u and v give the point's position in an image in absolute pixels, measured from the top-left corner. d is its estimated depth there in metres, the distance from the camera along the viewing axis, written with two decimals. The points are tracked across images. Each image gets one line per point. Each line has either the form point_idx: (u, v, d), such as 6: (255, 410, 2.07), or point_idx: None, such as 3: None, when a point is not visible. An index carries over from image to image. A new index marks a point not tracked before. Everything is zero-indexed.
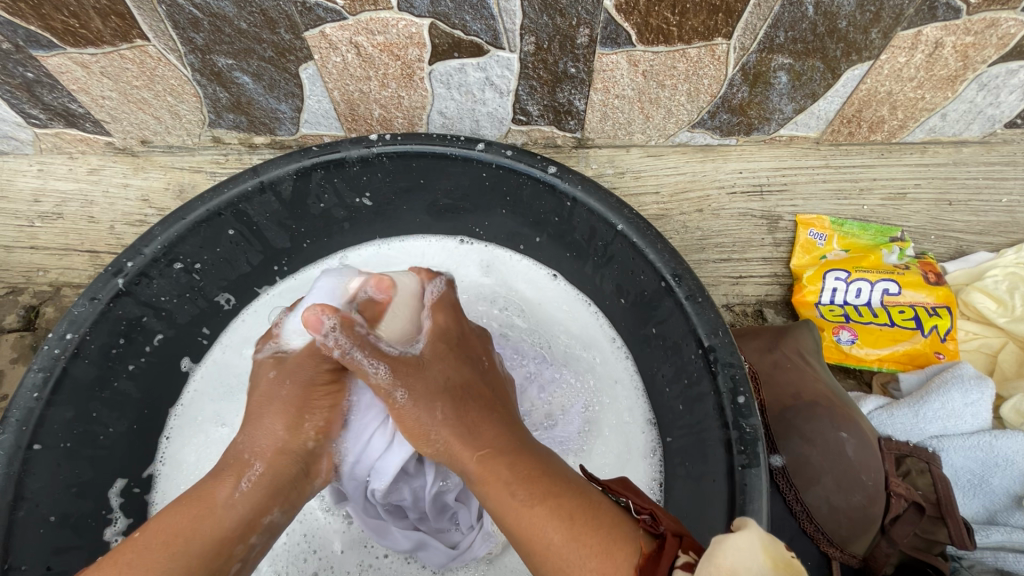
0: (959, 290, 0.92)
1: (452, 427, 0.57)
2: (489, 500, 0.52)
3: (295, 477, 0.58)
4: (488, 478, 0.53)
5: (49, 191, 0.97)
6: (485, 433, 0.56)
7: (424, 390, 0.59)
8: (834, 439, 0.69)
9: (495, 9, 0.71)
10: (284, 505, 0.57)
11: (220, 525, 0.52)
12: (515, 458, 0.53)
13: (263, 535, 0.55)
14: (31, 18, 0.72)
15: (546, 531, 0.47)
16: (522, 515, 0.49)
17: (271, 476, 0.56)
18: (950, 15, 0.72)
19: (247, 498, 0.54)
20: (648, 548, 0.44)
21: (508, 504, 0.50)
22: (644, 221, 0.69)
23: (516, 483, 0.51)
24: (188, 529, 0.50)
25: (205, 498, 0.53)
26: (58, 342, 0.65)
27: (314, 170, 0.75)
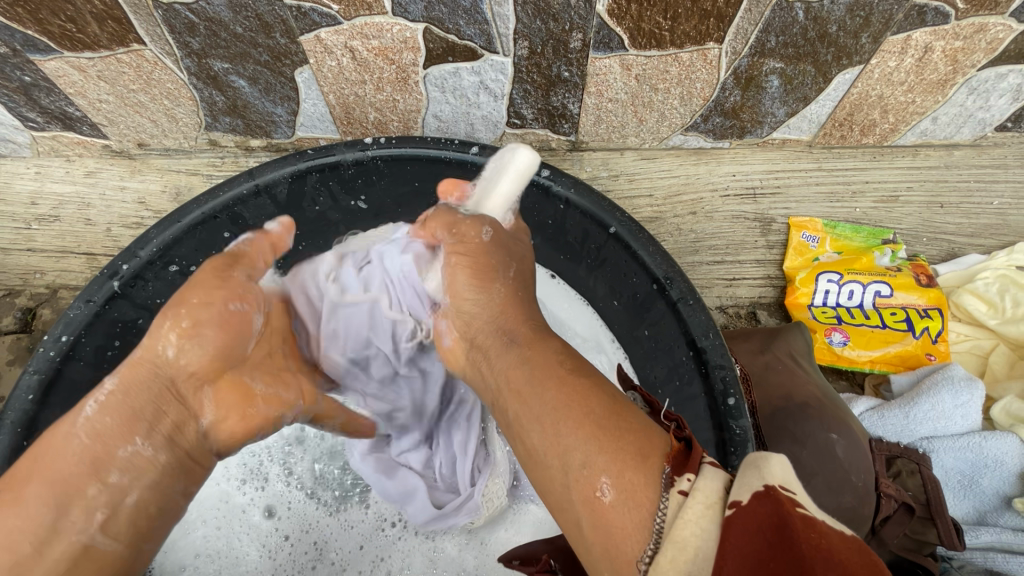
0: (950, 292, 0.93)
1: (506, 306, 0.58)
2: (528, 364, 0.50)
3: (154, 398, 0.53)
4: (534, 345, 0.53)
5: (46, 194, 0.97)
6: (532, 320, 0.57)
7: (506, 263, 0.63)
8: (824, 439, 0.70)
9: (488, 13, 0.72)
10: (147, 435, 0.52)
11: (64, 459, 0.49)
12: (561, 344, 0.53)
13: (127, 475, 0.50)
14: (28, 22, 0.72)
15: (590, 396, 0.45)
16: (569, 381, 0.47)
17: (122, 397, 0.52)
18: (940, 20, 0.72)
19: (89, 427, 0.50)
20: (678, 442, 0.40)
21: (555, 369, 0.48)
22: (637, 223, 0.70)
23: (565, 357, 0.50)
24: (35, 467, 0.48)
25: (52, 433, 0.50)
26: (52, 344, 0.65)
27: (310, 173, 0.76)
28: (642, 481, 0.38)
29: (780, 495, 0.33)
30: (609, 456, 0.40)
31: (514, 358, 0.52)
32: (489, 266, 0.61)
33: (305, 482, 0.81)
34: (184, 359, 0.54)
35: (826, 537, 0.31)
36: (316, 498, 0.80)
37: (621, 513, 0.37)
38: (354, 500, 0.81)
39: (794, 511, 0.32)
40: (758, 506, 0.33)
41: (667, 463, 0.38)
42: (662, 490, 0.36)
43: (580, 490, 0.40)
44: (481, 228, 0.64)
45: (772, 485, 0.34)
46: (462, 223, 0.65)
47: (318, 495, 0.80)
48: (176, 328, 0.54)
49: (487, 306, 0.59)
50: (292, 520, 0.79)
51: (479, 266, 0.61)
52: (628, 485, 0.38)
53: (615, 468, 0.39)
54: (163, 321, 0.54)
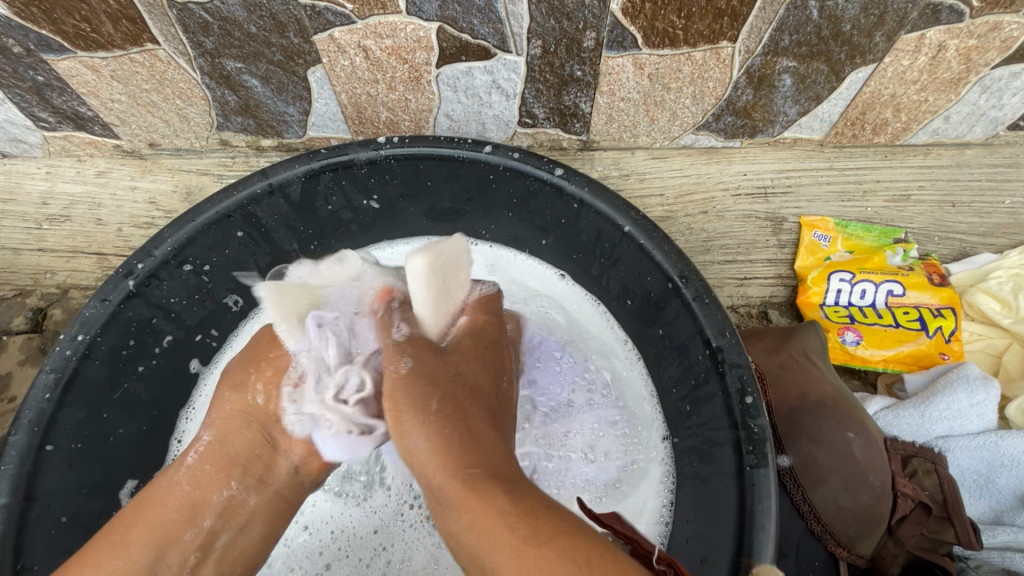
0: (963, 291, 0.93)
1: (436, 443, 0.52)
2: (472, 528, 0.45)
3: (247, 443, 0.59)
4: (470, 501, 0.47)
5: (57, 194, 0.97)
6: (477, 451, 0.51)
7: (427, 396, 0.55)
8: (841, 439, 0.70)
9: (502, 12, 0.72)
10: (242, 479, 0.57)
11: (163, 506, 0.54)
12: (507, 484, 0.48)
13: (219, 519, 0.56)
14: (42, 22, 0.72)
15: (554, 569, 0.40)
16: (523, 550, 0.42)
17: (219, 445, 0.58)
18: (954, 19, 0.72)
19: (189, 476, 0.56)
20: None
21: (512, 537, 0.43)
22: (651, 222, 0.70)
23: (517, 513, 0.44)
24: (140, 513, 0.54)
25: (160, 478, 0.57)
26: (69, 343, 0.65)
27: (323, 173, 0.76)
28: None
29: None
30: None
31: (456, 516, 0.47)
32: (409, 402, 0.55)
33: (333, 483, 0.79)
34: (268, 404, 0.60)
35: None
36: (342, 491, 0.79)
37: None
38: (375, 488, 0.79)
39: None
40: None
41: None
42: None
43: None
44: (402, 358, 0.58)
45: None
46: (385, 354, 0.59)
47: (345, 488, 0.80)
48: (261, 379, 0.61)
49: (416, 450, 0.53)
50: (314, 511, 0.79)
51: (399, 399, 0.55)
52: None
53: None
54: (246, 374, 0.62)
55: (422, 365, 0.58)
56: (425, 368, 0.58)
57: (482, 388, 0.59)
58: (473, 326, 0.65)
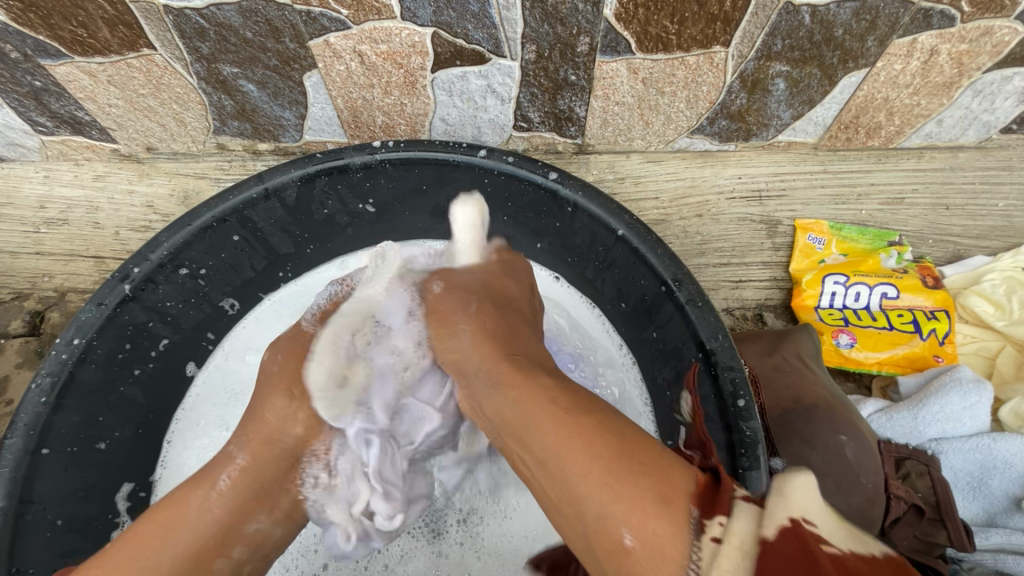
0: (957, 294, 0.93)
1: (477, 338, 0.58)
2: (516, 402, 0.48)
3: (278, 475, 0.57)
4: (518, 382, 0.50)
5: (55, 198, 0.98)
6: (514, 349, 0.56)
7: (463, 300, 0.63)
8: (834, 442, 0.70)
9: (496, 18, 0.72)
10: (269, 513, 0.56)
11: (197, 531, 0.51)
12: (548, 374, 0.51)
13: (246, 550, 0.54)
14: (40, 27, 0.73)
15: (590, 432, 0.42)
16: (564, 415, 0.44)
17: (255, 474, 0.55)
18: (945, 23, 0.73)
19: (222, 501, 0.53)
20: (703, 477, 0.39)
21: (551, 407, 0.45)
22: (645, 226, 0.70)
23: (559, 391, 0.47)
24: (171, 534, 0.50)
25: (181, 499, 0.52)
26: (65, 347, 0.65)
27: (318, 177, 0.76)
28: (669, 531, 0.35)
29: (804, 530, 0.34)
30: (627, 502, 0.37)
31: (498, 396, 0.51)
32: (447, 309, 0.63)
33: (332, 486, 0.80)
34: (308, 435, 0.60)
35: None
36: None
37: (650, 563, 0.35)
38: None
39: (816, 547, 0.33)
40: (782, 542, 0.33)
41: (694, 504, 0.36)
42: (693, 538, 0.35)
43: (602, 541, 0.38)
44: (431, 283, 0.69)
45: (799, 518, 0.34)
46: (425, 283, 0.70)
47: None
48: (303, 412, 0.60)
49: (460, 347, 0.58)
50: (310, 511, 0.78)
51: (441, 314, 0.63)
52: (653, 536, 0.35)
53: (635, 517, 0.36)
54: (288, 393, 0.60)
55: (455, 284, 0.67)
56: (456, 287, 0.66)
57: (514, 304, 0.64)
58: (503, 258, 0.71)
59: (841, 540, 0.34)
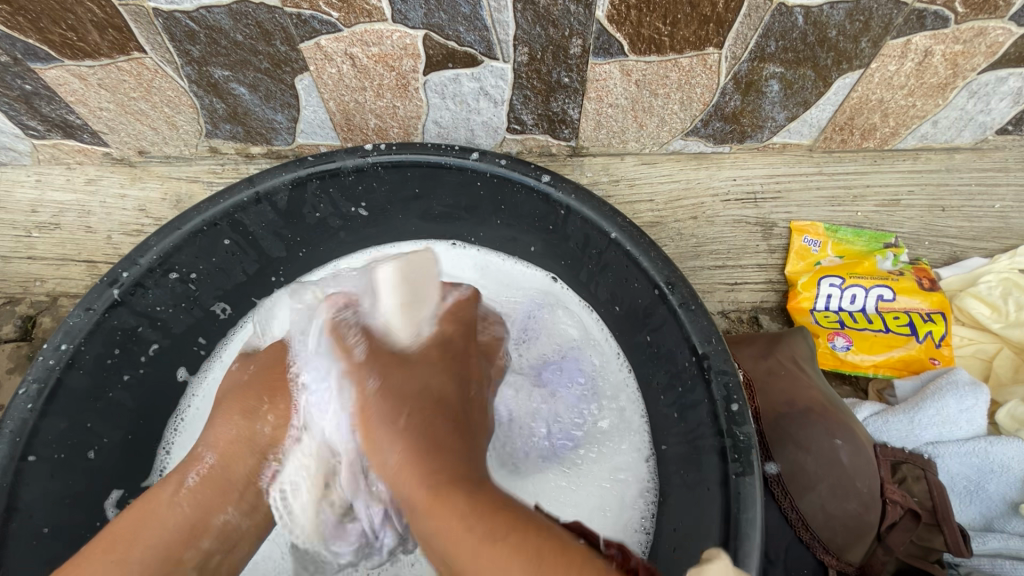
0: (953, 296, 0.92)
1: (400, 454, 0.48)
2: (437, 534, 0.44)
3: (247, 472, 0.58)
4: (434, 508, 0.44)
5: (47, 202, 0.97)
6: (443, 454, 0.48)
7: (393, 403, 0.52)
8: (828, 446, 0.69)
9: (488, 20, 0.72)
10: (237, 505, 0.57)
11: (164, 526, 0.53)
12: (469, 485, 0.46)
13: (216, 541, 0.55)
14: (29, 31, 0.72)
15: (509, 568, 0.40)
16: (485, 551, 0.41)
17: (220, 470, 0.57)
18: (939, 24, 0.72)
19: (190, 497, 0.55)
20: None
21: (467, 545, 0.42)
22: (638, 229, 0.70)
23: (477, 511, 0.43)
24: (140, 529, 0.53)
25: (155, 498, 0.55)
26: (52, 353, 0.65)
27: (310, 180, 0.76)
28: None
29: None
30: None
31: (421, 524, 0.45)
32: (375, 420, 0.51)
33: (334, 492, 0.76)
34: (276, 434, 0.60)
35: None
36: None
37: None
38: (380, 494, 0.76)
39: None
40: None
41: None
42: None
43: None
44: (367, 375, 0.54)
45: None
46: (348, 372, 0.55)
47: None
48: (273, 410, 0.60)
49: (385, 466, 0.49)
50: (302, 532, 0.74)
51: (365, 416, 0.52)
52: None
53: None
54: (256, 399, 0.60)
55: (389, 377, 0.54)
56: (391, 380, 0.54)
57: (447, 390, 0.54)
58: (443, 337, 0.59)
59: None
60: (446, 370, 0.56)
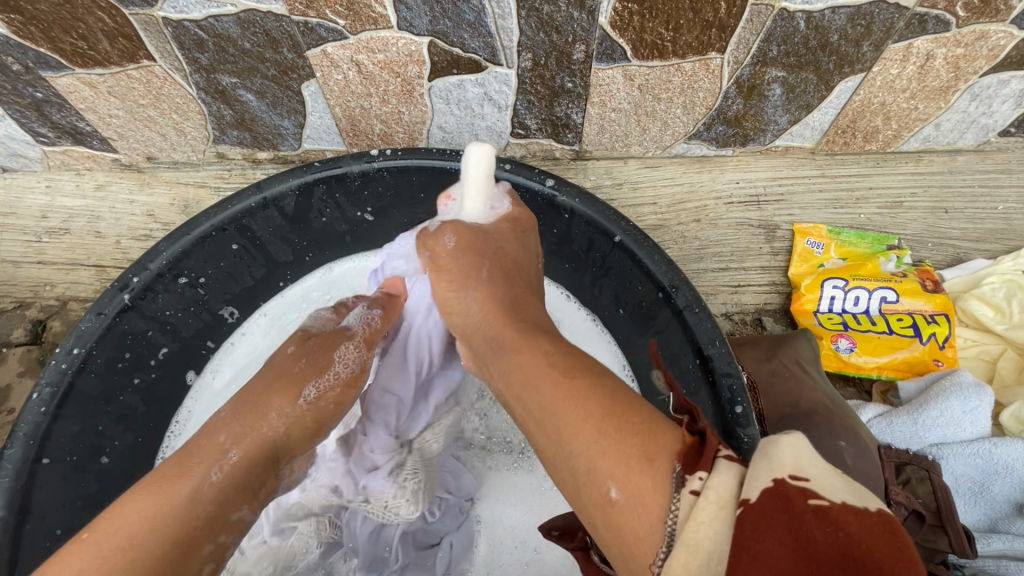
0: (956, 298, 0.93)
1: (483, 307, 0.60)
2: (517, 364, 0.50)
3: (265, 473, 0.57)
4: (521, 345, 0.51)
5: (57, 207, 0.98)
6: (516, 314, 0.57)
7: (476, 264, 0.64)
8: (833, 448, 0.68)
9: (492, 26, 0.73)
10: (251, 502, 0.54)
11: (188, 520, 0.48)
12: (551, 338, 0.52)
13: (229, 538, 0.52)
14: (41, 40, 0.73)
15: (585, 393, 0.42)
16: (563, 381, 0.44)
17: (246, 468, 0.54)
18: (941, 28, 0.73)
19: (213, 492, 0.50)
20: (691, 437, 0.38)
21: (546, 371, 0.46)
22: (642, 232, 0.70)
23: (557, 356, 0.48)
24: (158, 524, 0.46)
25: (167, 489, 0.48)
26: (65, 357, 0.66)
27: (317, 185, 0.77)
28: (650, 484, 0.36)
29: (790, 488, 0.32)
30: (613, 458, 0.38)
31: (503, 357, 0.53)
32: (460, 275, 0.64)
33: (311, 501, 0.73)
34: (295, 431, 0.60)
35: (847, 533, 0.30)
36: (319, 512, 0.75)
37: (632, 511, 0.36)
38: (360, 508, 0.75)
39: (805, 504, 0.31)
40: (769, 501, 0.32)
41: (678, 460, 0.36)
42: (673, 490, 0.35)
43: (590, 492, 0.39)
44: (446, 239, 0.67)
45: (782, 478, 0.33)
46: (430, 239, 0.69)
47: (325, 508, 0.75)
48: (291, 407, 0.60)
49: (470, 314, 0.61)
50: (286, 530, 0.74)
51: (455, 275, 0.64)
52: (637, 489, 0.36)
53: (621, 471, 0.37)
54: (296, 382, 0.61)
55: (466, 255, 0.65)
56: (467, 245, 0.66)
57: (521, 273, 0.65)
58: (512, 214, 0.70)
59: (834, 493, 0.32)
60: (518, 241, 0.67)
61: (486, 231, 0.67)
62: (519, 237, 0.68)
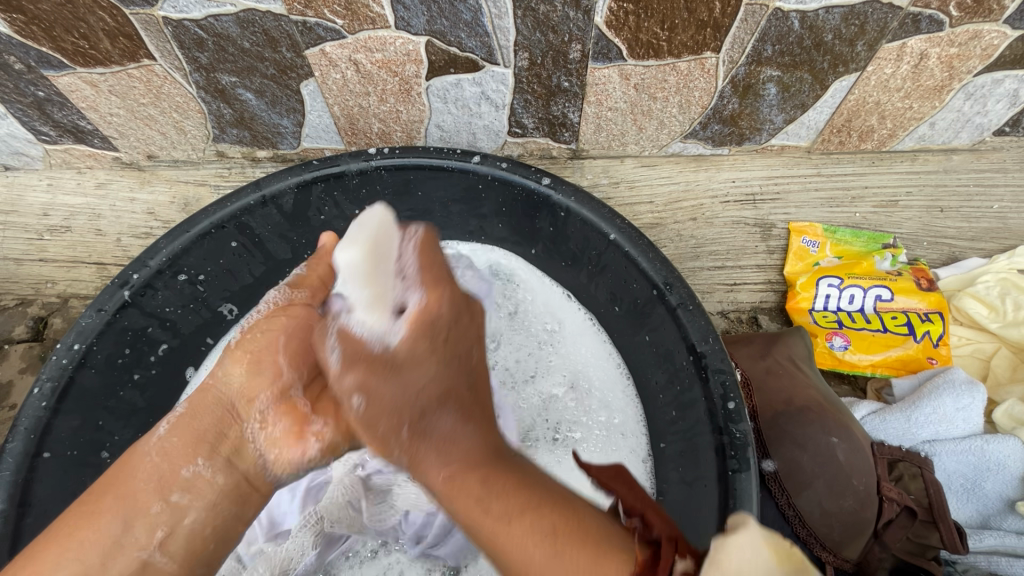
0: (951, 296, 0.93)
1: (412, 462, 0.48)
2: (457, 512, 0.46)
3: (215, 423, 0.56)
4: (455, 493, 0.46)
5: (59, 205, 0.99)
6: (444, 449, 0.48)
7: (391, 416, 0.47)
8: (826, 445, 0.70)
9: (489, 26, 0.73)
10: (209, 458, 0.55)
11: (136, 475, 0.53)
12: (482, 457, 0.48)
13: (187, 494, 0.53)
14: (43, 40, 0.74)
15: (531, 546, 0.42)
16: (507, 535, 0.43)
17: (189, 419, 0.56)
18: (934, 27, 0.73)
19: (159, 446, 0.54)
20: (642, 556, 0.42)
21: (487, 521, 0.44)
22: (636, 230, 0.71)
23: (490, 498, 0.45)
24: (113, 485, 0.53)
25: (132, 452, 0.56)
26: (65, 352, 0.67)
27: (315, 183, 0.77)
28: None
29: None
30: None
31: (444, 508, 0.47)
32: (377, 438, 0.48)
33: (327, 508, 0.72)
34: (243, 384, 0.58)
35: None
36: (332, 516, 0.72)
37: None
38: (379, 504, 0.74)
39: None
40: None
41: None
42: None
43: None
44: (349, 394, 0.48)
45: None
46: (337, 385, 0.48)
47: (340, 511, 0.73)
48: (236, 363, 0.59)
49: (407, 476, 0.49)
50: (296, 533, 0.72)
51: (372, 435, 0.48)
52: None
53: None
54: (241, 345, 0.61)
55: (380, 402, 0.47)
56: (374, 392, 0.47)
57: (452, 386, 0.50)
58: (424, 313, 0.50)
59: None
60: (434, 353, 0.49)
61: (399, 357, 0.48)
62: (436, 344, 0.49)
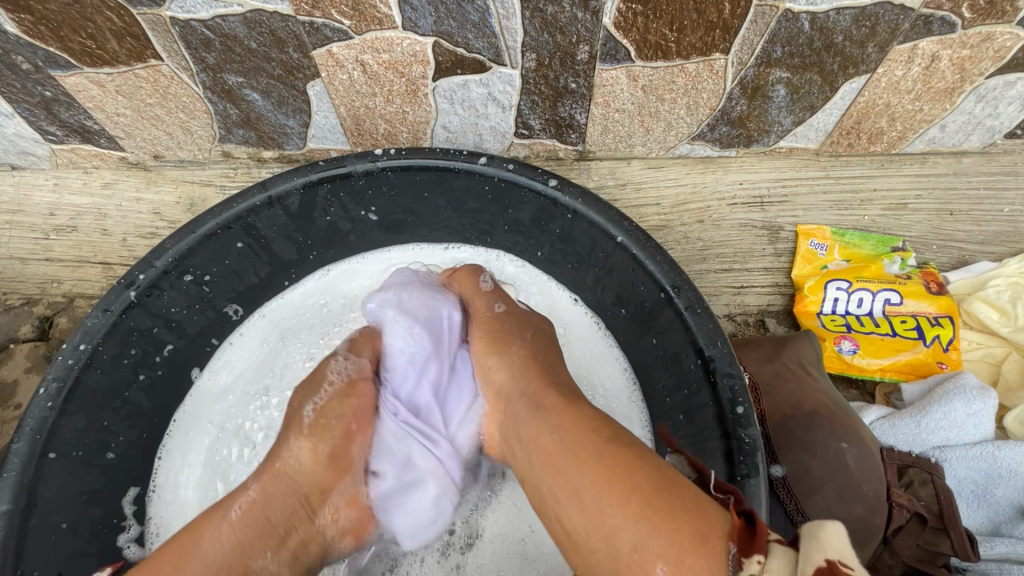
0: (961, 300, 0.93)
1: (522, 365, 0.63)
2: (558, 429, 0.51)
3: (287, 513, 0.57)
4: (561, 411, 0.54)
5: (65, 205, 0.99)
6: (556, 383, 0.60)
7: (519, 326, 0.69)
8: (834, 449, 0.70)
9: (497, 27, 0.73)
10: (276, 550, 0.56)
11: (204, 565, 0.51)
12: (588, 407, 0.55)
13: None
14: (51, 40, 0.74)
15: (632, 466, 0.45)
16: (605, 449, 0.47)
17: (262, 508, 0.56)
18: (946, 29, 0.73)
19: (231, 538, 0.53)
20: (739, 521, 0.42)
21: (585, 444, 0.48)
22: (644, 233, 0.70)
23: (599, 424, 0.51)
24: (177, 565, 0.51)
25: (196, 530, 0.53)
26: (72, 353, 0.67)
27: (321, 184, 0.77)
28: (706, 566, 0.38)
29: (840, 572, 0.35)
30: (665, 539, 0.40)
31: (539, 421, 0.54)
32: (503, 330, 0.68)
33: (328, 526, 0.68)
34: (316, 471, 0.59)
35: None
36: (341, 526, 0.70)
37: None
38: None
39: None
40: None
41: (731, 542, 0.40)
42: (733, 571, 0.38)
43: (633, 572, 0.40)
44: (494, 301, 0.72)
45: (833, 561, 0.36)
46: (477, 299, 0.73)
47: None
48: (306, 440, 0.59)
49: (508, 366, 0.63)
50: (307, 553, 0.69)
51: (495, 333, 0.68)
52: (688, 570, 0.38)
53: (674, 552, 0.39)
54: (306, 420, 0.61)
55: (516, 315, 0.70)
56: (513, 312, 0.71)
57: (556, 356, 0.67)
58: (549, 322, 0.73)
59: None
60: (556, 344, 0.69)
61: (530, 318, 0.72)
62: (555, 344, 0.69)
